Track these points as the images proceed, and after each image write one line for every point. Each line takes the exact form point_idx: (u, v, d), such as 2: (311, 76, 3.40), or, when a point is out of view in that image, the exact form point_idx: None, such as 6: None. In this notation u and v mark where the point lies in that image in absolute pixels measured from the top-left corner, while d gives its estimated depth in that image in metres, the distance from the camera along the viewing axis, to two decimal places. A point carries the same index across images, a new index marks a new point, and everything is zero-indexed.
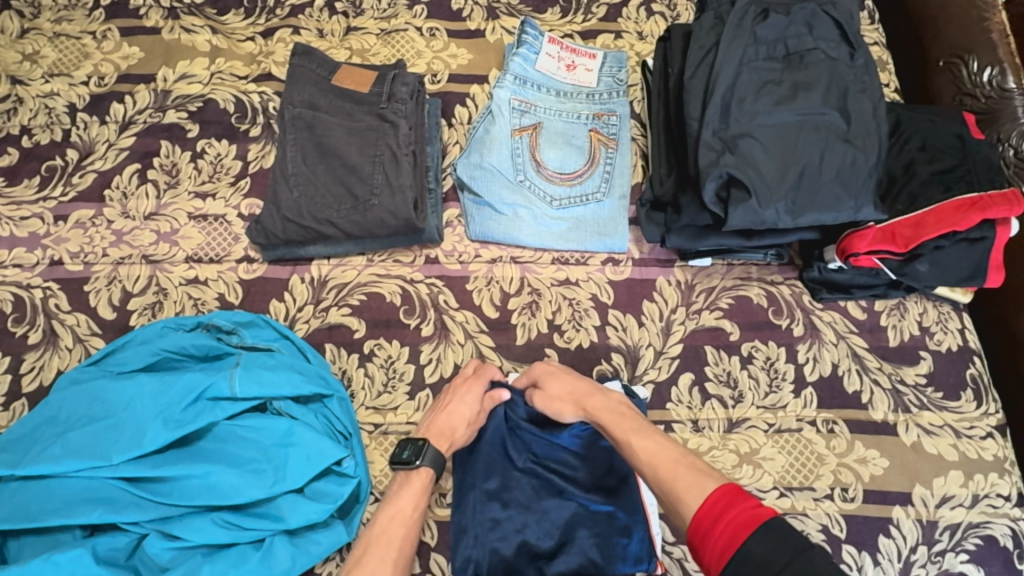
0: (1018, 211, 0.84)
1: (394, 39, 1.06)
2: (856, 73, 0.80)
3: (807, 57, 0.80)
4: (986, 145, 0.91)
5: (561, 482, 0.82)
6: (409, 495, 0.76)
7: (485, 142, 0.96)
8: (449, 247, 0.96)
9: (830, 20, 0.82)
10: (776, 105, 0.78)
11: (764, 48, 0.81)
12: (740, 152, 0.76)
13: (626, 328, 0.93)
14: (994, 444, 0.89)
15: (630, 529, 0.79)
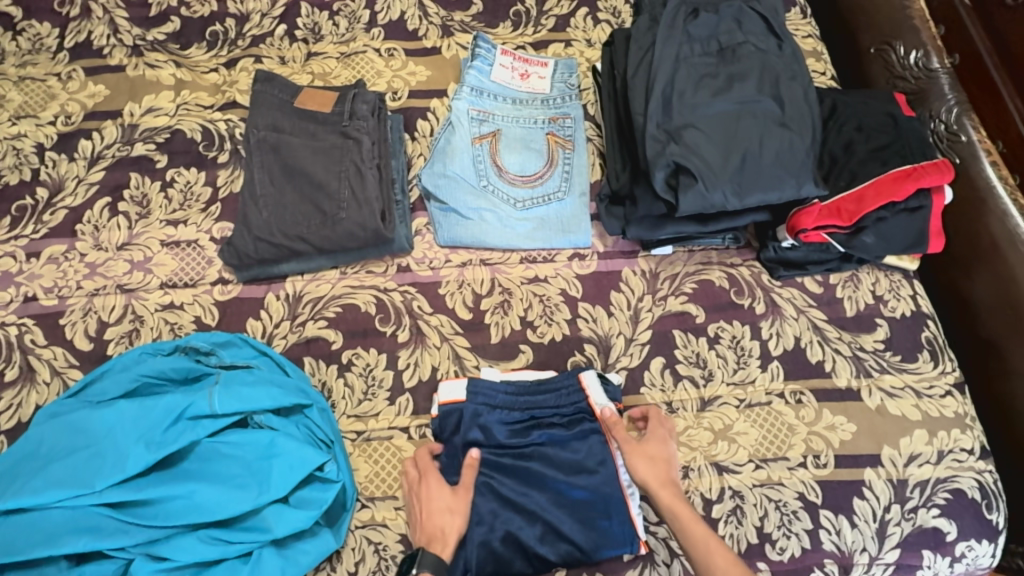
0: (949, 178, 0.91)
1: (354, 61, 1.10)
2: (786, 61, 0.84)
3: (739, 50, 0.84)
4: (915, 122, 0.98)
5: (543, 470, 0.84)
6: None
7: (446, 153, 0.99)
8: (420, 255, 0.99)
9: (757, 15, 0.87)
10: (714, 95, 0.81)
11: (697, 44, 0.85)
12: (684, 142, 0.80)
13: (596, 319, 0.96)
14: (954, 401, 0.93)
15: (612, 510, 0.82)
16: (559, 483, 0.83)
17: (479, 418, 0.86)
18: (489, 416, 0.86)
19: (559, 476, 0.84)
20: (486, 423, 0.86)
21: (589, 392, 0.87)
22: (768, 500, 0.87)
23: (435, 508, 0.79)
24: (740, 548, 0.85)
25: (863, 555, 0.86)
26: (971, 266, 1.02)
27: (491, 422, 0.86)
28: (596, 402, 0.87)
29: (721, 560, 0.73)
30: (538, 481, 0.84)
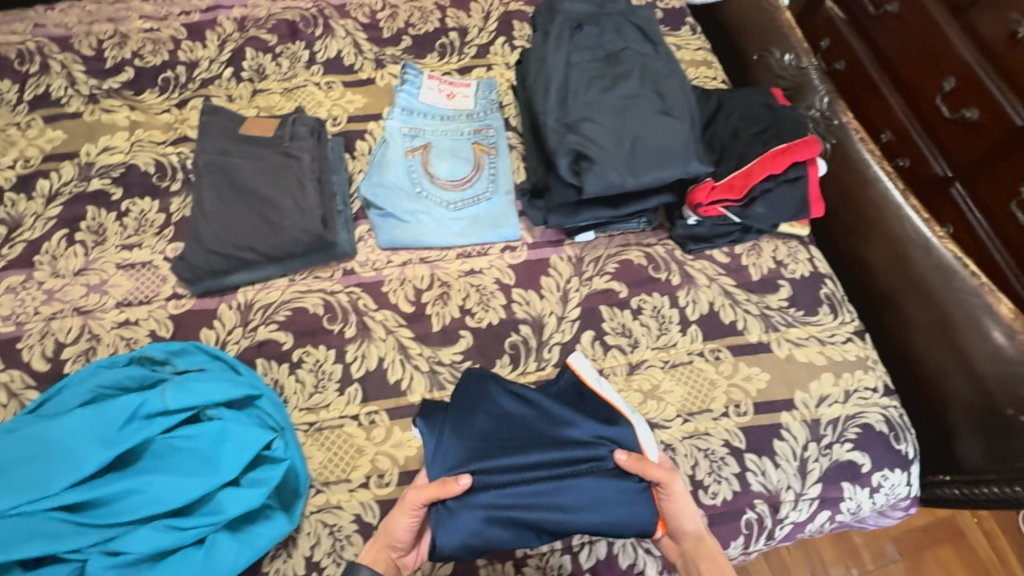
0: (818, 151, 1.05)
1: (296, 94, 1.22)
2: (663, 61, 0.98)
3: (622, 55, 0.97)
4: (789, 109, 1.13)
5: (546, 438, 0.81)
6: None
7: (382, 165, 1.10)
8: (363, 258, 1.07)
9: (633, 26, 1.01)
10: (604, 92, 0.94)
11: (587, 51, 0.98)
12: (581, 132, 0.91)
13: (530, 301, 1.05)
14: (856, 346, 1.04)
15: (629, 485, 0.79)
16: (572, 455, 0.80)
17: (482, 395, 0.86)
18: (495, 390, 0.86)
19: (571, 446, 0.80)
20: (491, 399, 0.85)
21: (580, 372, 0.89)
22: (697, 450, 0.94)
23: (405, 514, 0.78)
24: None
25: (789, 492, 0.93)
26: (859, 232, 1.16)
27: (494, 394, 0.86)
28: (590, 378, 0.88)
29: None
30: (535, 447, 0.81)
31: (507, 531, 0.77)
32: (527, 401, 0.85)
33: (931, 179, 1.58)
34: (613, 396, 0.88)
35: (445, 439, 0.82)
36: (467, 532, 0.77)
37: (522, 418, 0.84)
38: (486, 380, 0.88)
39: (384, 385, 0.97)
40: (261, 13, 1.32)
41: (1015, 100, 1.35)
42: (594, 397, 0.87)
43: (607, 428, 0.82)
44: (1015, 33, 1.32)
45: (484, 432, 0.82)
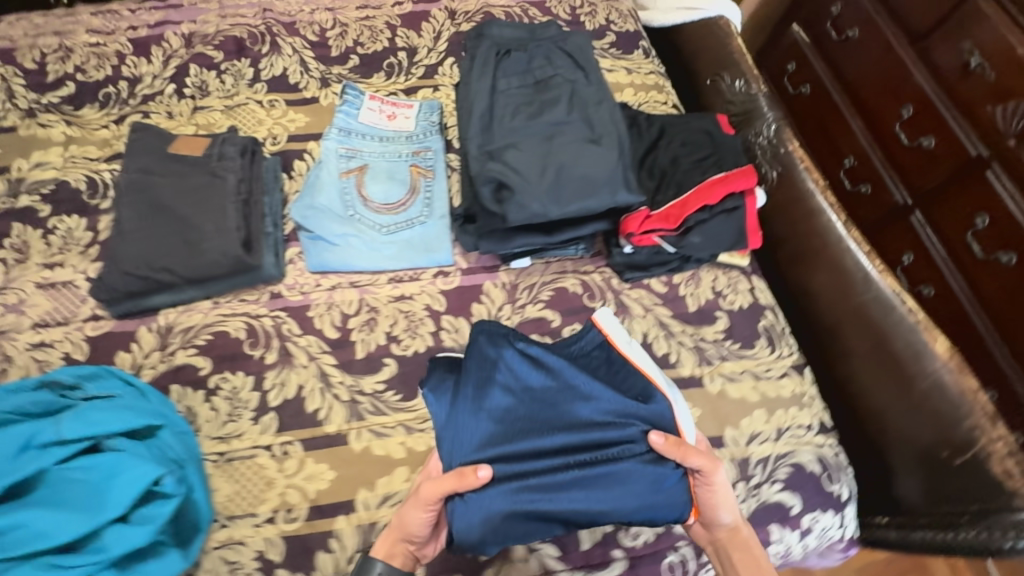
0: (754, 182, 1.03)
1: (237, 112, 1.21)
2: (592, 90, 0.97)
3: (551, 82, 0.96)
4: (731, 136, 1.12)
5: (574, 415, 0.77)
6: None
7: (314, 187, 1.08)
8: (291, 281, 1.05)
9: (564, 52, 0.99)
10: (529, 120, 0.92)
11: (516, 77, 0.96)
12: (503, 160, 0.89)
13: (459, 329, 1.03)
14: (792, 381, 1.01)
15: (668, 470, 0.75)
16: (604, 437, 0.75)
17: (497, 363, 0.80)
18: (512, 359, 0.80)
19: (602, 426, 0.76)
20: (509, 369, 0.79)
21: (607, 332, 0.84)
22: None
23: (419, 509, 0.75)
24: (595, 537, 0.88)
25: None
26: (804, 261, 1.15)
27: (512, 362, 0.79)
28: (617, 341, 0.84)
29: None
30: (560, 426, 0.76)
31: (532, 521, 0.74)
32: (549, 370, 0.79)
33: (890, 206, 1.55)
34: (644, 362, 0.83)
35: (462, 416, 0.76)
36: (488, 526, 0.72)
37: (546, 390, 0.79)
38: (501, 344, 0.81)
39: (300, 415, 0.94)
40: (209, 29, 1.31)
41: (970, 129, 1.34)
42: (624, 364, 0.82)
43: (640, 406, 0.78)
44: (968, 64, 1.31)
45: (505, 410, 0.77)
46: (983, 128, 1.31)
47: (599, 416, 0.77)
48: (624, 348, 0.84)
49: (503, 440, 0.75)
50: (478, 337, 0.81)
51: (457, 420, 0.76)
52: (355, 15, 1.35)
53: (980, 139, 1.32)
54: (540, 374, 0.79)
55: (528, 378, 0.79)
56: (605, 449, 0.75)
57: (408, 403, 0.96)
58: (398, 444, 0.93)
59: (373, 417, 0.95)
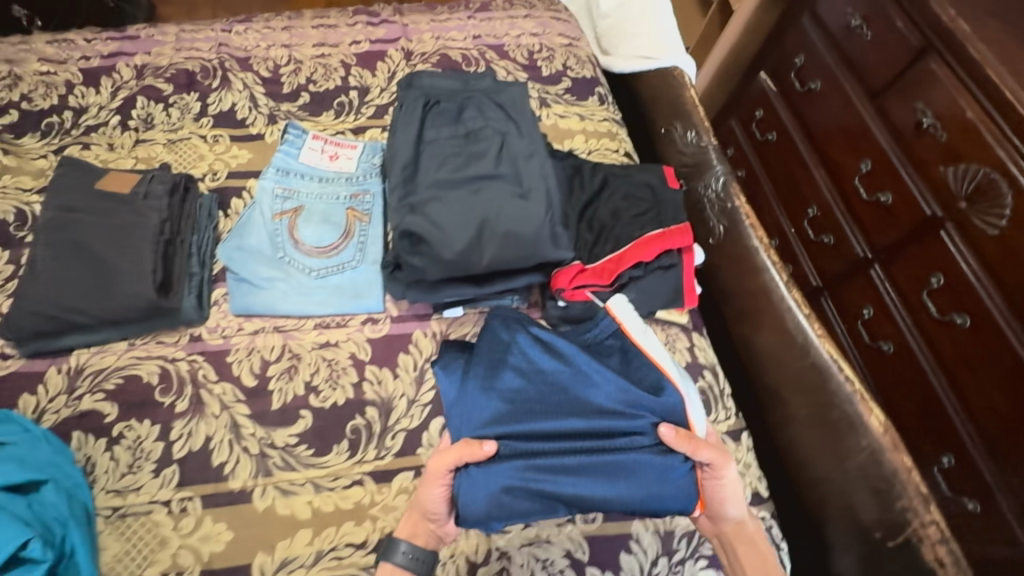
0: (690, 240, 1.02)
1: (179, 147, 1.19)
2: (525, 141, 0.94)
3: (480, 133, 0.94)
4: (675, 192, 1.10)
5: (585, 401, 0.77)
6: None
7: (244, 228, 1.06)
8: (213, 323, 1.02)
9: (496, 103, 0.98)
10: (455, 171, 0.90)
11: (446, 127, 0.94)
12: (422, 213, 0.87)
13: (382, 381, 0.99)
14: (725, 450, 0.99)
15: (677, 462, 0.75)
16: (613, 426, 0.76)
17: (511, 347, 0.82)
18: (525, 342, 0.82)
19: (612, 414, 0.77)
20: (521, 352, 0.81)
21: (621, 318, 0.87)
22: (534, 560, 0.86)
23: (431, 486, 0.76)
24: None
25: None
26: (747, 319, 1.13)
27: (523, 345, 0.82)
28: (630, 328, 0.86)
29: None
30: (570, 411, 0.77)
31: (538, 504, 0.73)
32: (561, 356, 0.81)
33: (851, 258, 1.53)
34: (658, 352, 0.85)
35: (472, 394, 0.78)
36: (491, 503, 0.72)
37: (558, 374, 0.79)
38: (515, 329, 0.84)
39: (205, 469, 0.90)
40: (162, 62, 1.31)
41: (925, 190, 1.32)
42: (637, 353, 0.84)
43: (651, 398, 0.78)
44: (921, 124, 1.31)
45: (514, 391, 0.78)
46: (936, 188, 1.29)
47: (607, 404, 0.77)
48: (638, 336, 0.86)
49: (509, 420, 0.75)
50: (493, 321, 0.86)
51: (467, 399, 0.78)
52: (310, 52, 1.35)
53: (933, 198, 1.30)
54: (553, 358, 0.81)
55: (541, 361, 0.80)
56: (615, 438, 0.76)
57: (319, 459, 0.92)
58: (304, 503, 0.88)
59: (282, 473, 0.90)
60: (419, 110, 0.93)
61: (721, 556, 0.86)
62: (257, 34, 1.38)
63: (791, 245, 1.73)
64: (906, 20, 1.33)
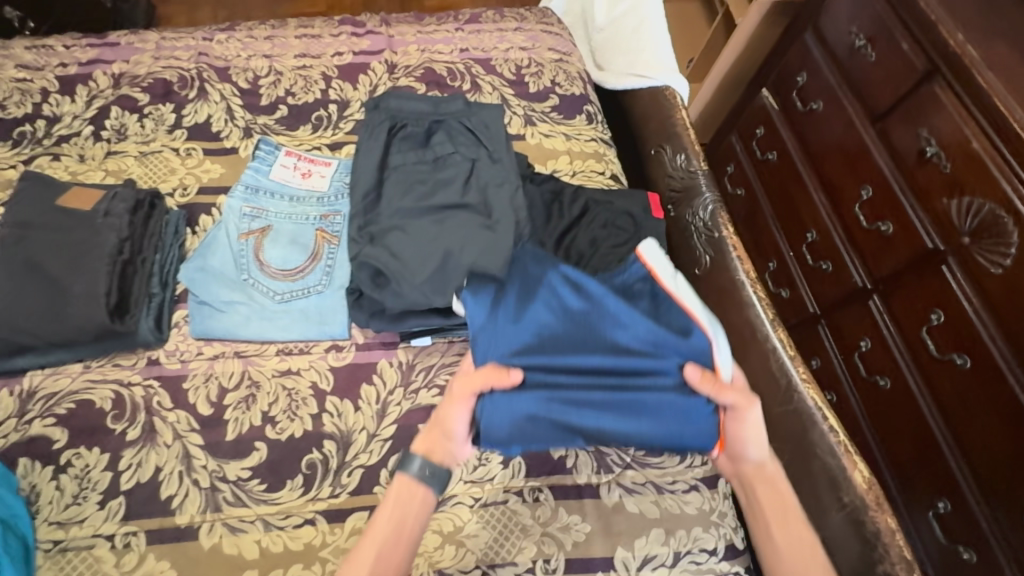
0: None
1: (150, 160, 1.16)
2: (496, 169, 0.91)
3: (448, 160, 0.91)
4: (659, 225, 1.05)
5: (614, 339, 0.82)
6: (395, 516, 0.75)
7: (209, 247, 1.03)
8: (172, 347, 0.98)
9: (466, 128, 0.95)
10: (419, 199, 0.87)
11: (414, 152, 0.91)
12: (380, 243, 0.83)
13: (342, 413, 0.95)
14: (698, 496, 0.92)
15: (699, 403, 0.80)
16: (638, 365, 0.81)
17: (543, 283, 0.84)
18: (559, 281, 0.85)
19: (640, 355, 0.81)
20: (555, 289, 0.84)
21: (652, 264, 0.90)
22: None
23: (450, 405, 0.77)
24: None
25: None
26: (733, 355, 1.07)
27: (555, 284, 0.84)
28: (662, 274, 0.89)
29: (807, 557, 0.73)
30: (598, 348, 0.82)
31: (557, 433, 0.78)
32: (591, 296, 0.84)
33: (849, 287, 1.46)
34: (688, 297, 0.87)
35: (502, 326, 0.81)
36: (514, 428, 0.77)
37: (587, 313, 0.84)
38: (547, 266, 0.86)
39: (152, 502, 0.86)
40: (140, 71, 1.28)
41: (927, 222, 1.25)
42: (668, 298, 0.87)
43: (680, 339, 0.83)
44: (924, 151, 1.24)
45: (544, 327, 0.82)
46: (937, 219, 1.23)
47: (634, 344, 0.83)
48: (669, 282, 0.89)
49: (538, 353, 0.80)
50: (523, 256, 0.87)
51: (501, 331, 0.81)
52: (291, 63, 1.32)
53: (936, 231, 1.23)
54: (585, 296, 0.84)
55: (570, 301, 0.84)
56: (643, 376, 0.81)
57: (271, 495, 0.88)
58: (252, 542, 0.85)
59: (231, 509, 0.87)
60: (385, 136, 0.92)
61: (740, 495, 0.83)
62: (239, 43, 1.35)
63: (789, 269, 1.65)
64: (911, 41, 1.27)
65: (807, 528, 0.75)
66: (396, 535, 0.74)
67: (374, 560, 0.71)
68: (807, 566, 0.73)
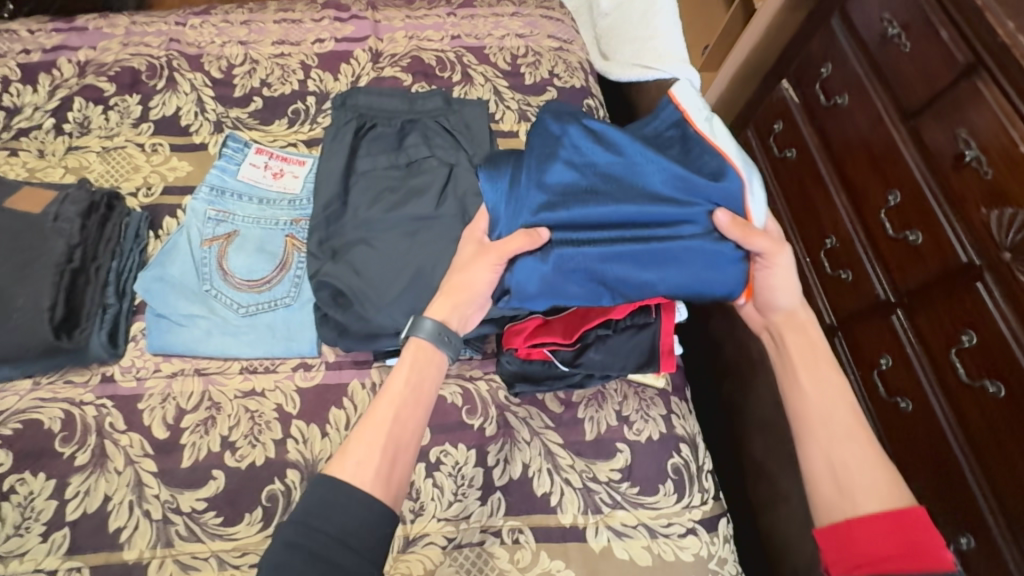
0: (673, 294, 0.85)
1: (113, 156, 1.08)
2: (474, 176, 0.87)
3: (422, 165, 0.88)
4: None
5: (639, 186, 0.75)
6: (412, 379, 0.70)
7: (168, 254, 0.95)
8: (128, 363, 0.91)
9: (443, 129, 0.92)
10: (387, 209, 0.83)
11: (383, 156, 0.89)
12: (343, 259, 0.82)
13: (308, 440, 0.88)
14: (695, 541, 0.84)
15: (728, 249, 0.74)
16: (665, 212, 0.74)
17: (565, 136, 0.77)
18: (580, 129, 0.77)
19: (667, 203, 0.74)
20: (575, 136, 0.77)
21: (683, 106, 0.80)
22: None
23: (474, 261, 0.74)
24: None
25: None
26: None
27: (574, 135, 0.77)
28: (695, 119, 0.79)
29: (837, 394, 0.75)
30: (621, 196, 0.74)
31: (580, 282, 0.75)
32: (615, 145, 0.76)
33: (869, 299, 1.31)
34: (724, 143, 0.78)
35: (522, 184, 0.76)
36: (539, 281, 0.74)
37: (610, 163, 0.76)
38: (566, 120, 0.79)
39: (99, 534, 0.80)
40: (107, 58, 1.19)
41: (963, 234, 1.11)
42: (700, 143, 0.78)
43: (708, 184, 0.74)
44: (963, 155, 1.10)
45: (564, 180, 0.75)
46: (974, 233, 1.09)
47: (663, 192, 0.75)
48: (703, 125, 0.79)
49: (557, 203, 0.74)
50: (544, 117, 0.81)
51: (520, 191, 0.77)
52: (268, 51, 1.22)
53: (971, 244, 1.10)
54: (608, 143, 0.76)
55: (593, 150, 0.77)
56: (669, 225, 0.74)
57: (228, 529, 0.81)
58: None
59: (184, 544, 0.80)
60: (349, 138, 0.91)
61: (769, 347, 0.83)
62: (213, 29, 1.25)
63: (805, 276, 1.50)
64: (952, 30, 1.12)
65: (837, 376, 0.75)
66: (415, 395, 0.69)
67: (395, 417, 0.67)
68: (834, 408, 0.74)
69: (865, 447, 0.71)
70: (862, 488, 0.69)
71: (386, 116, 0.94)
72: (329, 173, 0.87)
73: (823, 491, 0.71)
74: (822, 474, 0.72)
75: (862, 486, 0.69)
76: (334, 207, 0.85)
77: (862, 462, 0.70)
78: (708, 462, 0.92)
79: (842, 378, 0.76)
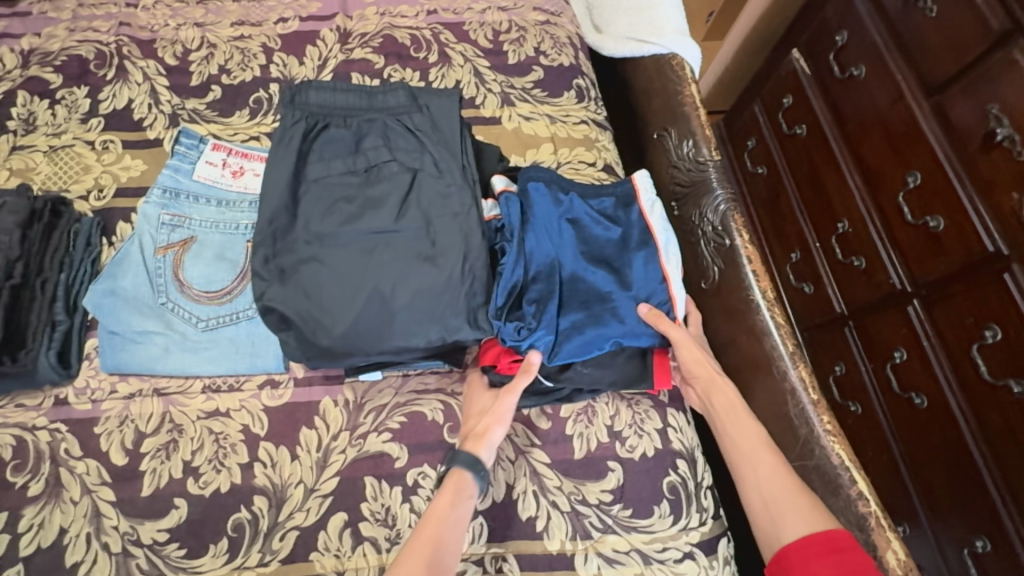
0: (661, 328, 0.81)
1: (61, 156, 0.99)
2: (439, 183, 0.84)
3: (382, 170, 0.85)
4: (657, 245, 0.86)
5: (575, 265, 0.84)
6: (450, 500, 0.73)
7: (120, 265, 0.87)
8: (83, 383, 0.85)
9: (405, 128, 0.88)
10: (341, 223, 0.81)
11: (338, 161, 0.84)
12: (291, 281, 0.78)
13: (276, 463, 0.82)
14: (692, 566, 0.78)
15: (639, 332, 0.82)
16: (598, 292, 0.83)
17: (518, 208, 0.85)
18: (541, 200, 0.86)
19: (624, 267, 0.86)
20: (532, 210, 0.85)
21: (640, 188, 0.91)
22: None
23: (474, 411, 0.83)
24: None
25: None
26: (759, 369, 0.88)
27: (532, 208, 0.85)
28: (642, 197, 0.90)
29: (752, 436, 0.79)
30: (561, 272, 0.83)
31: (573, 330, 0.80)
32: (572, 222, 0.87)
33: (883, 289, 1.21)
34: (659, 219, 0.89)
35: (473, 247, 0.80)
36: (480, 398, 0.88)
37: (552, 243, 0.84)
38: (528, 188, 0.87)
39: (54, 571, 0.75)
40: (52, 46, 1.09)
41: (991, 219, 1.00)
42: (639, 220, 0.89)
43: (654, 249, 0.86)
44: (994, 134, 0.99)
45: (542, 239, 0.84)
46: (1003, 218, 0.98)
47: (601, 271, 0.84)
48: (647, 207, 0.90)
49: (541, 259, 0.83)
50: (525, 181, 0.88)
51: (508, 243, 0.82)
52: (227, 34, 1.12)
53: (1000, 233, 0.99)
54: (557, 224, 0.86)
55: (559, 213, 0.86)
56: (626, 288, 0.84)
57: (192, 562, 0.76)
58: None
59: None
60: (298, 141, 0.84)
61: (701, 407, 0.87)
62: (168, 10, 1.14)
63: (814, 262, 1.39)
64: None
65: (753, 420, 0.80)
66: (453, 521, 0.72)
67: (437, 538, 0.69)
68: (754, 446, 0.78)
69: (785, 473, 0.74)
70: (789, 510, 0.70)
71: (341, 115, 0.88)
72: (275, 181, 0.81)
73: (758, 516, 0.72)
74: (756, 505, 0.73)
75: (792, 510, 0.70)
76: (281, 218, 0.81)
77: (785, 489, 0.72)
78: (707, 477, 0.85)
79: (757, 428, 0.79)
